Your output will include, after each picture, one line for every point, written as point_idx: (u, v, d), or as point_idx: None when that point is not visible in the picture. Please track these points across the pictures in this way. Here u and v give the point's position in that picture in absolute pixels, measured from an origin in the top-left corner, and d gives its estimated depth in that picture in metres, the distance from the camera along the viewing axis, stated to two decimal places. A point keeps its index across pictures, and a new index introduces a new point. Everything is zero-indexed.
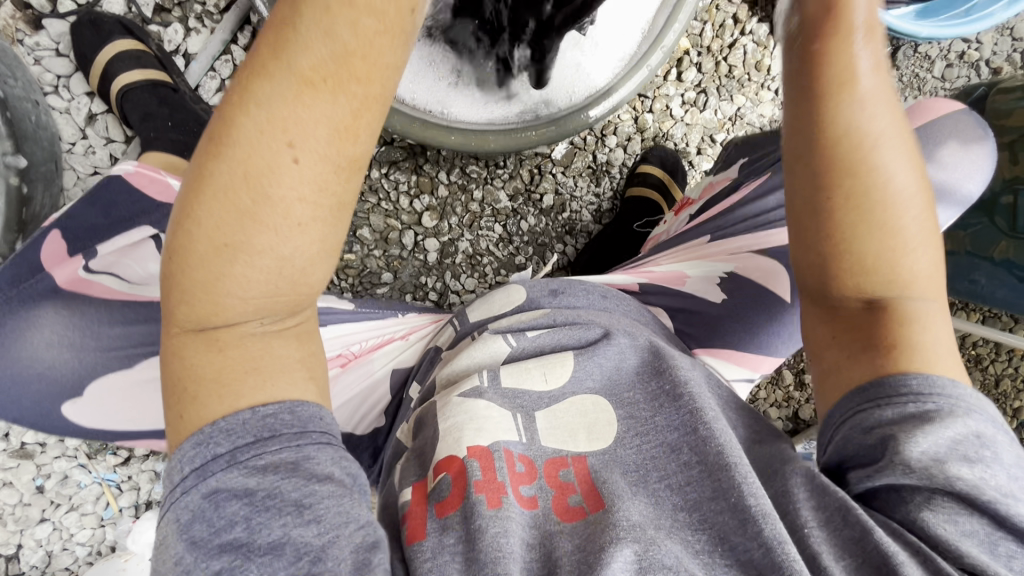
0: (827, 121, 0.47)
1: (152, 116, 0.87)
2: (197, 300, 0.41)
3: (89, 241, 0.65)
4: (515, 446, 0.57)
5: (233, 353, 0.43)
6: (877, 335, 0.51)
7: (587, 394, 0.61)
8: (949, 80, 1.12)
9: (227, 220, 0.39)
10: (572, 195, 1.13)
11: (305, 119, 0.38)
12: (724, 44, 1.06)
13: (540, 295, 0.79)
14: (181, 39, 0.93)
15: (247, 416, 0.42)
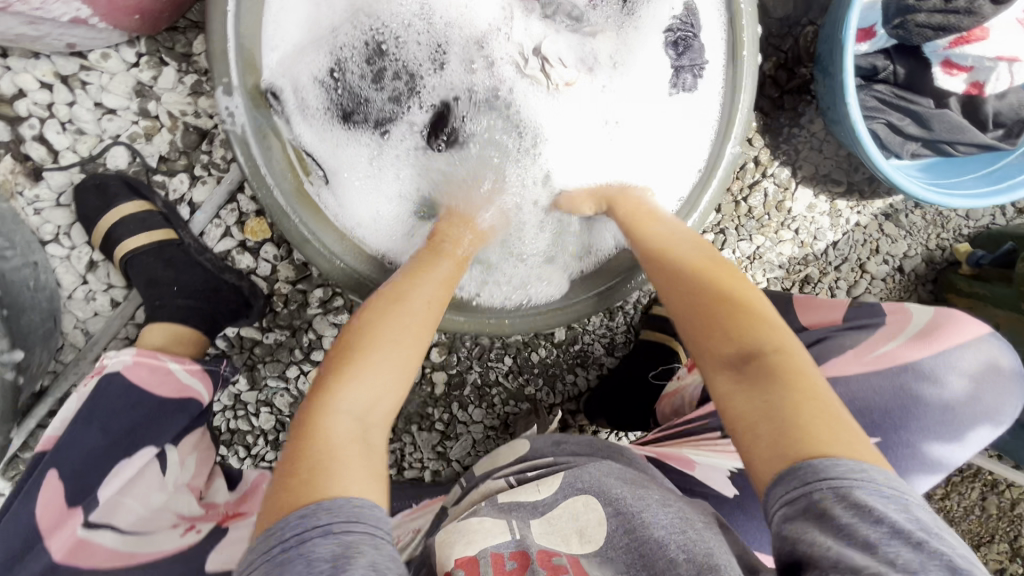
0: (652, 240, 0.72)
1: (159, 283, 0.86)
2: (329, 406, 0.57)
3: (89, 480, 0.64)
4: (505, 548, 0.65)
5: (347, 452, 0.54)
6: (780, 419, 0.53)
7: (577, 495, 0.72)
8: (974, 218, 1.09)
9: (362, 345, 0.62)
10: (584, 328, 1.10)
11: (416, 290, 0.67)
12: (744, 185, 1.03)
13: (543, 445, 0.87)
14: (186, 189, 0.91)
15: (341, 502, 0.49)
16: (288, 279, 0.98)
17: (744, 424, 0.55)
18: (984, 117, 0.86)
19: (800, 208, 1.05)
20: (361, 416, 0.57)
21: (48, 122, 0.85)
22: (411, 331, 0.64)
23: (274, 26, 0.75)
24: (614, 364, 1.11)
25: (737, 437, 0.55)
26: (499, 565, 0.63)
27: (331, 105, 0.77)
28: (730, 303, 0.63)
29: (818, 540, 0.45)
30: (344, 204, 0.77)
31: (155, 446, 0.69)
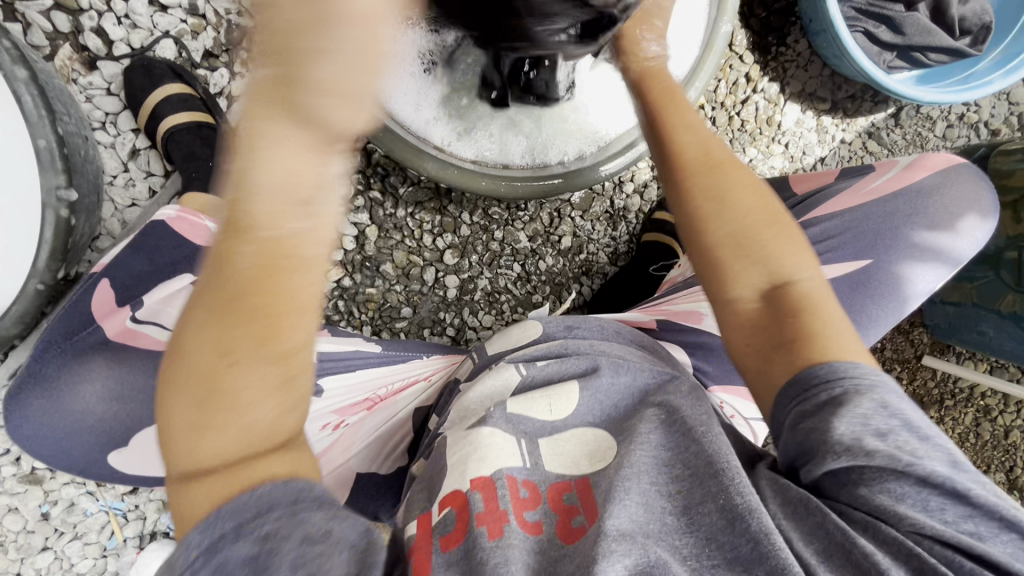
0: (667, 135, 0.61)
1: (196, 157, 0.93)
2: (182, 455, 0.42)
3: (136, 289, 0.71)
4: (518, 472, 0.59)
5: (231, 489, 0.42)
6: (784, 332, 0.54)
7: (587, 427, 0.65)
8: (950, 139, 1.17)
9: (193, 402, 0.42)
10: (589, 237, 1.16)
11: (238, 332, 0.41)
12: (737, 100, 1.11)
13: (555, 330, 0.82)
14: (226, 83, 1.00)
15: (247, 498, 0.41)
16: None
17: (744, 332, 0.56)
18: (950, 21, 0.97)
19: (788, 122, 1.13)
20: (238, 423, 0.42)
21: (106, 15, 0.94)
22: (283, 304, 0.42)
23: None
24: (617, 272, 1.17)
25: (737, 343, 0.57)
26: (513, 490, 0.57)
27: None
28: (757, 210, 0.57)
29: (833, 429, 0.48)
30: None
31: (190, 274, 0.73)
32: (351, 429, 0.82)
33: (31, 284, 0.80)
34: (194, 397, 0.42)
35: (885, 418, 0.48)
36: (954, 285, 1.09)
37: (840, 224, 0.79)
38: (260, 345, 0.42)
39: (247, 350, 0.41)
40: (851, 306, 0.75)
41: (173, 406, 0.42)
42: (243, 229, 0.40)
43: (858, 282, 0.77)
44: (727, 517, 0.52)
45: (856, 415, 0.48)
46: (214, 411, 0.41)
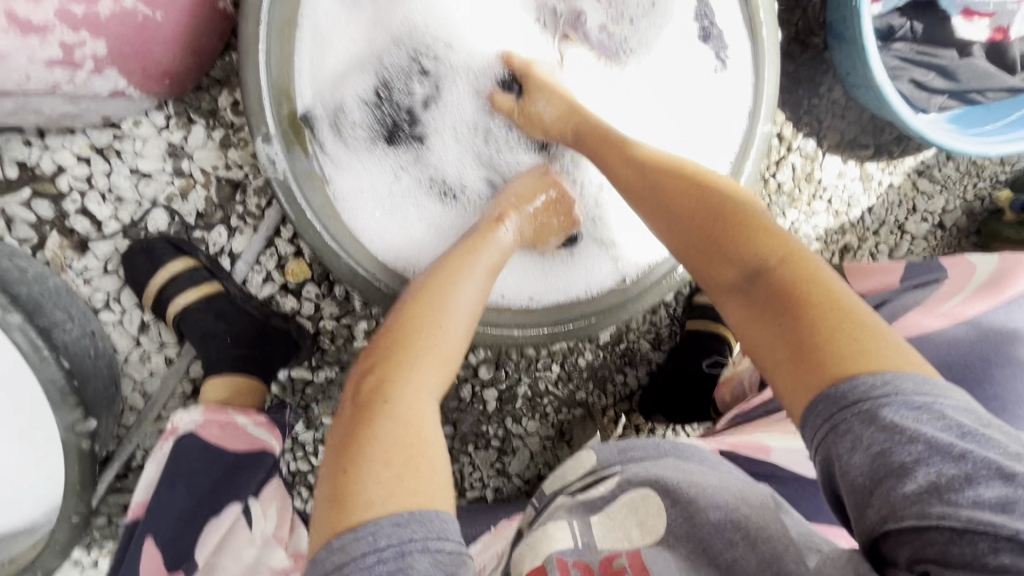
0: (630, 157, 0.70)
1: (213, 336, 0.88)
2: (382, 394, 0.57)
3: (185, 545, 0.66)
4: (568, 554, 0.61)
5: (398, 443, 0.53)
6: (798, 302, 0.53)
7: (636, 491, 0.67)
8: (1008, 164, 1.07)
9: (411, 335, 0.62)
10: (628, 326, 1.09)
11: (458, 290, 0.67)
12: (771, 162, 1.02)
13: (610, 457, 0.77)
14: (225, 241, 0.92)
15: (407, 515, 0.48)
16: (332, 315, 0.99)
17: (771, 313, 0.54)
18: (1012, 61, 0.87)
19: (828, 177, 1.03)
20: (419, 379, 0.59)
21: (88, 194, 0.88)
22: (469, 308, 0.66)
23: (306, 57, 0.73)
24: (663, 358, 1.09)
25: (768, 332, 0.54)
26: (564, 569, 0.59)
27: (364, 124, 0.77)
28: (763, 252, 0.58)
29: (851, 456, 0.43)
30: (365, 223, 0.76)
31: (239, 500, 0.69)
32: None
33: (66, 517, 0.75)
34: (402, 347, 0.61)
35: (901, 453, 0.41)
36: None
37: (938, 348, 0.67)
38: (434, 319, 0.63)
39: (458, 300, 0.66)
40: None
41: (391, 356, 0.60)
42: (469, 259, 0.70)
43: None
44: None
45: (869, 448, 0.43)
46: (423, 335, 0.62)
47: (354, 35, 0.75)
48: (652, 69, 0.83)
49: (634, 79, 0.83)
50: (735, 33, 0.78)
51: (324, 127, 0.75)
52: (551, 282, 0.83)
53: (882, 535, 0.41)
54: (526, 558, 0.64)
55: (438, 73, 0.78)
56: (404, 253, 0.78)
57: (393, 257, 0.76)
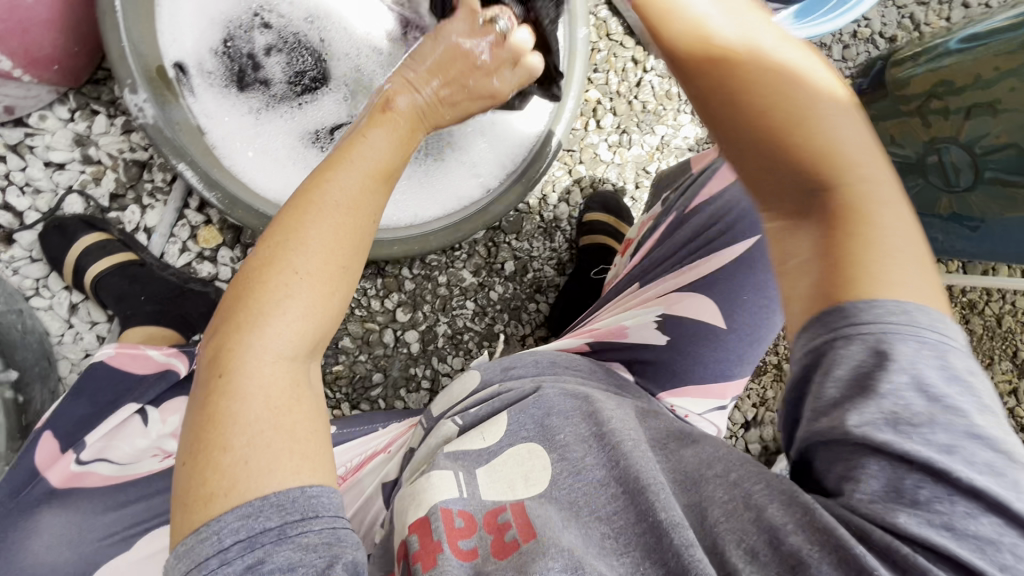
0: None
1: (128, 296, 0.96)
2: (230, 362, 0.45)
3: (79, 432, 0.74)
4: (453, 503, 0.55)
5: (266, 417, 0.43)
6: (826, 214, 0.44)
7: (522, 443, 0.60)
8: (852, 59, 1.17)
9: (258, 280, 0.46)
10: (530, 256, 1.17)
11: (322, 212, 0.50)
12: (631, 84, 1.12)
13: (494, 374, 0.77)
14: (139, 217, 1.01)
15: (278, 497, 0.41)
16: None
17: (796, 222, 0.45)
18: None
19: (687, 92, 1.14)
20: (283, 338, 0.45)
21: (9, 189, 0.97)
22: (339, 221, 0.50)
23: (167, 19, 0.83)
24: (567, 280, 1.17)
25: (785, 244, 0.45)
26: (449, 521, 0.53)
27: (225, 73, 0.85)
28: (853, 123, 0.44)
29: (835, 368, 0.42)
30: (237, 158, 0.85)
31: (137, 404, 0.78)
32: None
33: None
34: (252, 299, 0.46)
35: (862, 406, 0.40)
36: None
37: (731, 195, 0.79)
38: (288, 256, 0.47)
39: (316, 222, 0.49)
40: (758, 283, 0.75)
41: (240, 313, 0.46)
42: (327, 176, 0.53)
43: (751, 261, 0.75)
44: (654, 533, 0.49)
45: (851, 364, 0.41)
46: (271, 277, 0.46)
47: None
48: None
49: None
50: None
51: (192, 74, 0.84)
52: (426, 197, 0.93)
53: (824, 444, 0.43)
54: (408, 509, 0.56)
55: (294, 21, 0.87)
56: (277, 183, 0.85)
57: (270, 186, 0.85)
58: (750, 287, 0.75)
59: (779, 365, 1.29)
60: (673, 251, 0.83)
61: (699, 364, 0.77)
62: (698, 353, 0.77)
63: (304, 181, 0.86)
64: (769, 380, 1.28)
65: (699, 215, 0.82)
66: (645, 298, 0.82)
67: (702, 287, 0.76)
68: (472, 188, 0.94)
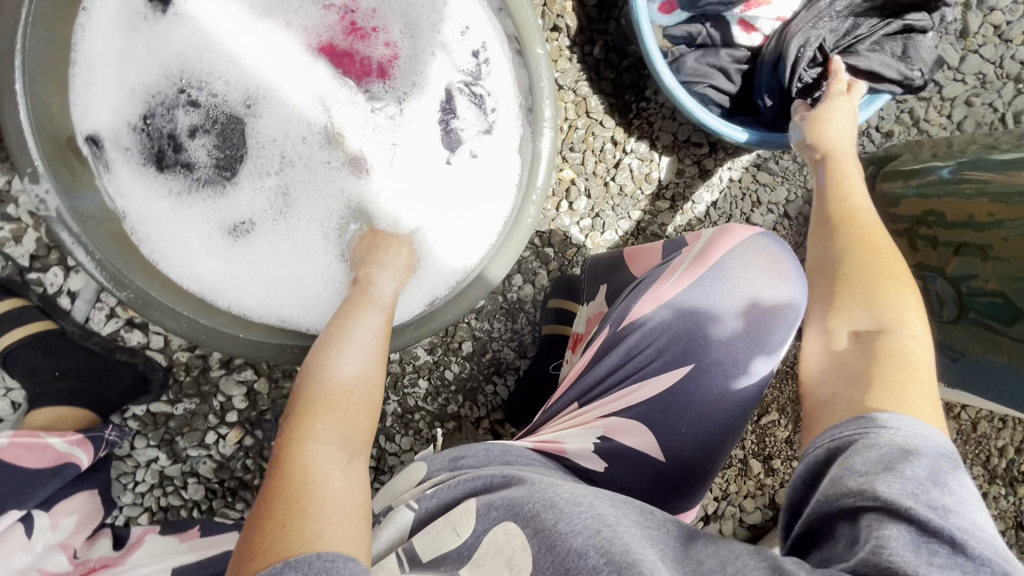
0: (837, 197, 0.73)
1: (39, 371, 0.90)
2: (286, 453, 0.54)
3: None
4: None
5: (320, 495, 0.50)
6: (869, 371, 0.55)
7: (500, 523, 0.57)
8: None
9: (310, 395, 0.59)
10: (490, 336, 1.10)
11: (353, 343, 0.66)
12: (609, 165, 1.05)
13: (441, 466, 0.70)
14: (62, 281, 0.93)
15: (313, 557, 0.43)
16: (182, 347, 1.00)
17: (854, 379, 0.55)
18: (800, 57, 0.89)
19: (668, 177, 1.07)
20: (337, 441, 0.56)
21: None
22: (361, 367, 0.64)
23: (82, 87, 0.76)
24: (528, 364, 1.11)
25: (839, 382, 0.56)
26: None
27: (144, 148, 0.79)
28: (841, 248, 0.67)
29: (858, 455, 0.47)
30: (166, 247, 0.78)
31: (21, 509, 0.72)
32: None
33: None
34: (303, 411, 0.58)
35: (889, 479, 0.44)
36: None
37: (659, 326, 0.71)
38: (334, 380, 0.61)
39: (347, 358, 0.64)
40: (693, 418, 0.69)
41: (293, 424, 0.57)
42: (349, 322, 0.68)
43: (680, 397, 0.69)
44: None
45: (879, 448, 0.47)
46: (323, 395, 0.59)
47: (135, 63, 0.78)
48: (435, 94, 0.85)
49: (423, 103, 0.85)
50: (507, 79, 0.83)
51: (107, 147, 0.77)
52: None
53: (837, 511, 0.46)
54: None
55: (230, 101, 0.81)
56: (195, 275, 0.79)
57: (185, 278, 0.78)
58: (689, 418, 0.69)
59: (744, 459, 1.24)
60: (603, 374, 0.73)
61: (656, 489, 0.69)
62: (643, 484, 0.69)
63: (238, 276, 0.80)
64: (732, 474, 1.23)
65: (636, 334, 0.73)
66: (584, 417, 0.71)
67: (646, 415, 0.69)
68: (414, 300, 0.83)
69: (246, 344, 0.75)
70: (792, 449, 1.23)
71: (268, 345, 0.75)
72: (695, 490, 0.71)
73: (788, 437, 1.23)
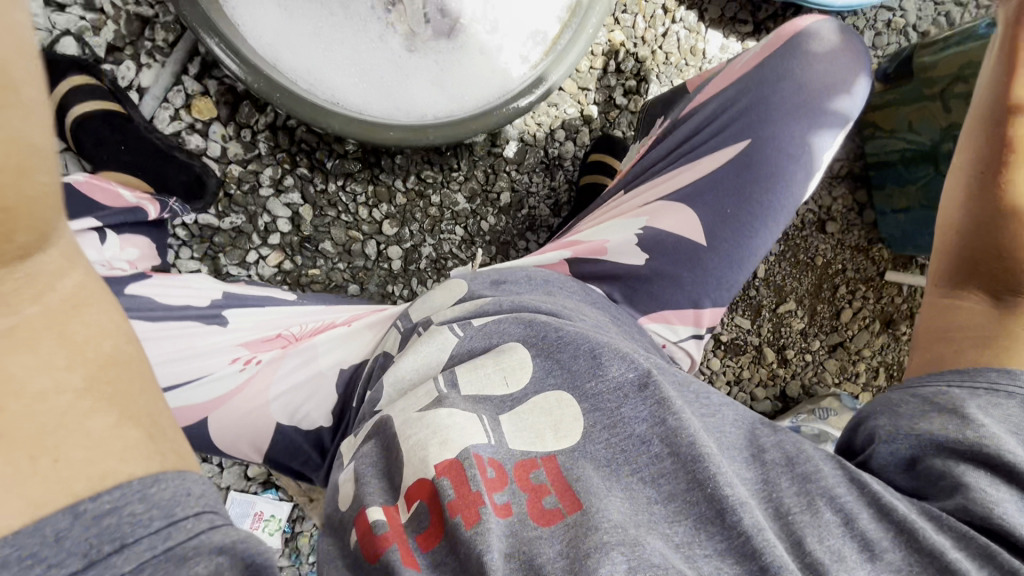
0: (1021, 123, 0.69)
1: (106, 143, 0.95)
2: None
3: None
4: (483, 450, 0.51)
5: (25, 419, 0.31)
6: (992, 331, 0.64)
7: (552, 391, 0.56)
8: (881, 47, 1.16)
9: None
10: (528, 191, 1.14)
11: None
12: (658, 33, 1.11)
13: (481, 287, 0.72)
14: (134, 75, 0.99)
15: (90, 505, 0.31)
16: (237, 158, 1.04)
17: (974, 329, 0.65)
18: None
19: (712, 50, 1.12)
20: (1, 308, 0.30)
21: None
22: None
23: None
24: (561, 222, 1.15)
25: (965, 327, 0.66)
26: (481, 471, 0.49)
27: None
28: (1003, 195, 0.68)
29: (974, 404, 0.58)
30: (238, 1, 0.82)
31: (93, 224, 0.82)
32: (264, 371, 0.76)
33: None
34: None
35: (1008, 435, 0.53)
36: (901, 190, 1.09)
37: (730, 95, 0.85)
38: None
39: None
40: (742, 184, 0.81)
41: None
42: None
43: (741, 159, 0.82)
44: (716, 509, 0.49)
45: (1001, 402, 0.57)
46: None
47: None
48: None
49: None
50: None
51: None
52: (409, 93, 0.87)
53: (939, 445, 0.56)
54: (428, 443, 0.51)
55: None
56: (248, 15, 0.82)
57: (242, 17, 0.82)
58: (751, 168, 0.81)
59: (759, 348, 1.27)
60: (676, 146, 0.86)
61: (687, 287, 0.78)
62: (678, 276, 0.78)
63: (301, 48, 0.84)
64: (746, 360, 1.26)
65: (696, 117, 0.86)
66: (628, 207, 0.83)
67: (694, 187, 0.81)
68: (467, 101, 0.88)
69: (317, 114, 0.82)
70: (805, 342, 1.27)
71: (333, 110, 0.83)
72: (756, 244, 0.82)
73: (803, 329, 1.26)
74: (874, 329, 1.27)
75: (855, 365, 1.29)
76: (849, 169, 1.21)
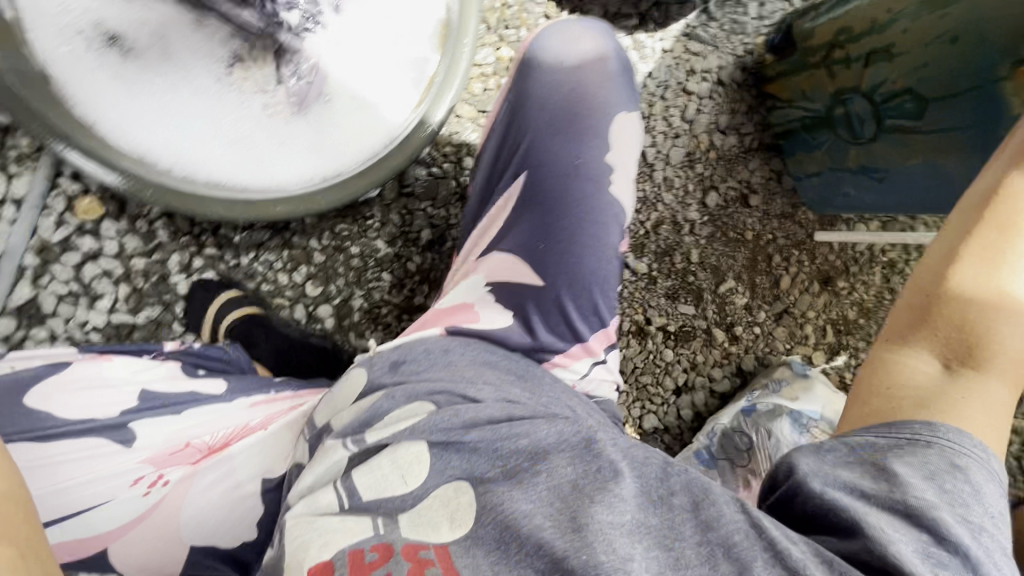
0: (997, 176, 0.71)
1: None
2: None
3: None
4: (365, 541, 0.56)
5: None
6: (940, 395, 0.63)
7: (449, 482, 0.61)
8: (768, 16, 1.17)
9: None
10: (448, 223, 1.12)
11: None
12: None
13: (383, 371, 0.74)
14: (5, 188, 0.95)
15: None
16: (138, 251, 1.01)
17: (929, 388, 0.64)
18: None
19: None
20: None
21: None
22: None
23: None
24: None
25: (920, 380, 0.65)
26: (356, 564, 0.55)
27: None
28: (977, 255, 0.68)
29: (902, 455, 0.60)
30: (80, 94, 0.77)
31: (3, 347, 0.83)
32: (180, 489, 0.76)
33: None
34: None
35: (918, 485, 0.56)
36: (812, 156, 1.09)
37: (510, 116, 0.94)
38: None
39: None
40: (557, 186, 0.88)
41: None
42: None
43: (545, 167, 0.89)
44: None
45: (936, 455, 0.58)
46: None
47: None
48: None
49: None
50: None
51: None
52: (286, 155, 0.84)
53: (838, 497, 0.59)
54: (311, 543, 0.57)
55: None
56: (88, 100, 0.77)
57: (88, 105, 0.77)
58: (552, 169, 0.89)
59: (708, 330, 1.28)
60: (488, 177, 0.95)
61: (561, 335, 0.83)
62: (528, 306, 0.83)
63: (147, 128, 0.79)
64: (698, 345, 1.26)
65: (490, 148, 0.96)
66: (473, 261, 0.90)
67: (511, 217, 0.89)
68: (353, 153, 0.87)
69: (197, 202, 0.82)
70: (752, 315, 1.28)
71: (213, 195, 0.83)
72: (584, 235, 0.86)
73: (747, 304, 1.27)
74: (814, 291, 1.29)
75: (805, 328, 1.30)
76: (761, 140, 1.22)
